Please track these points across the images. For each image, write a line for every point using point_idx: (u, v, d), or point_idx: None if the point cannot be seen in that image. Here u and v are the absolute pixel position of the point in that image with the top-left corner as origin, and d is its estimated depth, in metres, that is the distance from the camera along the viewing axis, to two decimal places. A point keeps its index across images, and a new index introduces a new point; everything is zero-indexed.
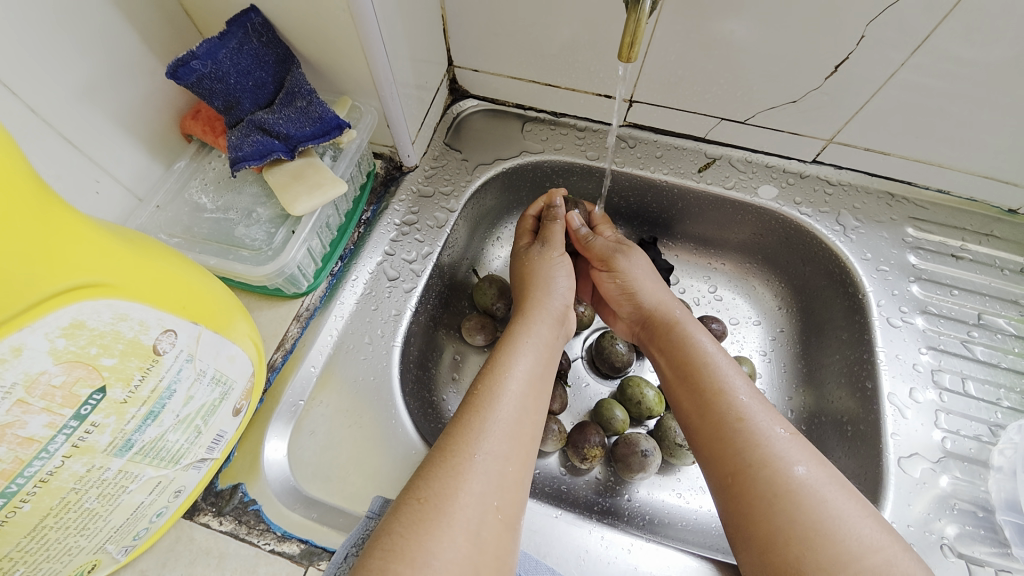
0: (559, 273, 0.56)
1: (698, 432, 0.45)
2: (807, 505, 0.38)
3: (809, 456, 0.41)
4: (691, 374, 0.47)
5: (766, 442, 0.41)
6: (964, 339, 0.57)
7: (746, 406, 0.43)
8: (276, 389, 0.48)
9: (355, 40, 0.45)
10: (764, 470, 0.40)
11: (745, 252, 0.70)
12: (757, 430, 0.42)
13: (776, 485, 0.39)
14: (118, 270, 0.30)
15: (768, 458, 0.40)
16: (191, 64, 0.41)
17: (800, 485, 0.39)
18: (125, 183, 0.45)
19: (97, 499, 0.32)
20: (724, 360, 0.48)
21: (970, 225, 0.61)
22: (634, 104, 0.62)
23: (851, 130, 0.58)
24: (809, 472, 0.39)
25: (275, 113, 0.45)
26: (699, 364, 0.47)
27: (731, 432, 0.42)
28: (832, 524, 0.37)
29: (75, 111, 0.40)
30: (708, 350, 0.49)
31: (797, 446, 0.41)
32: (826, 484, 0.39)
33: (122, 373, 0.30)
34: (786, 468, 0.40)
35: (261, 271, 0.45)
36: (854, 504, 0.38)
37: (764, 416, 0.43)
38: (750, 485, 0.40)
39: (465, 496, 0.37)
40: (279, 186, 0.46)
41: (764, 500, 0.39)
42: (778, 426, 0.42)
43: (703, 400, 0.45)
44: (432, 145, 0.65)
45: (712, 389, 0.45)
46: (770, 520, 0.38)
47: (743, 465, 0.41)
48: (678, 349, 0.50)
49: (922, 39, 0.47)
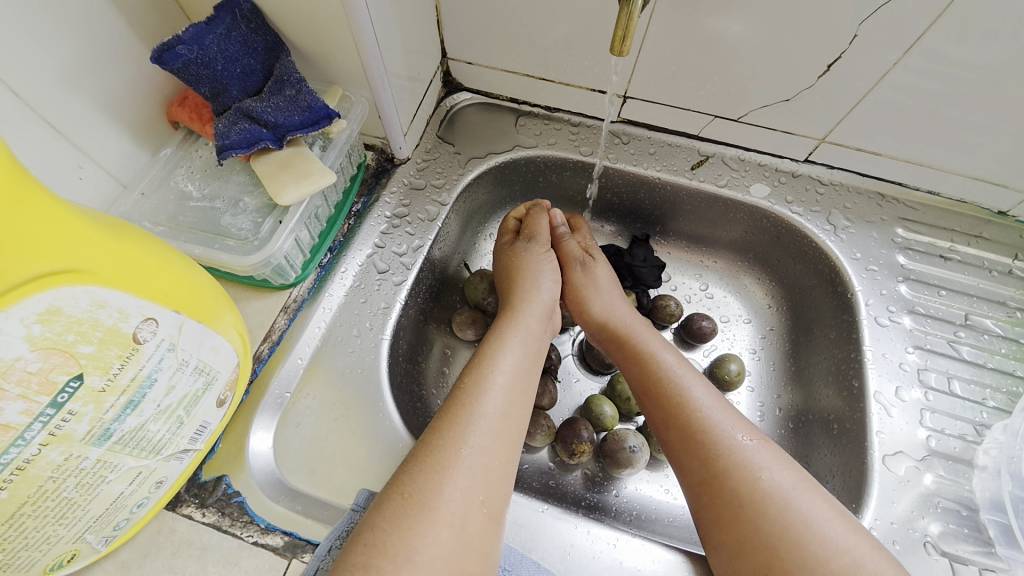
0: (546, 270, 0.56)
1: (665, 444, 0.45)
2: (772, 513, 0.38)
3: (776, 461, 0.41)
4: (650, 389, 0.47)
5: (730, 451, 0.41)
6: (951, 339, 0.57)
7: (708, 415, 0.44)
8: (262, 380, 0.48)
9: (346, 29, 0.44)
10: (729, 480, 0.40)
11: (736, 250, 0.70)
12: (719, 440, 0.42)
13: (742, 494, 0.39)
14: (97, 256, 0.29)
15: (733, 467, 0.41)
16: (177, 49, 0.41)
17: (766, 493, 0.39)
18: (109, 170, 0.45)
19: (75, 488, 0.31)
20: (684, 371, 0.47)
21: (959, 226, 0.62)
22: (628, 100, 0.62)
23: (844, 130, 0.58)
24: (774, 477, 0.40)
25: (263, 101, 0.45)
26: (657, 378, 0.47)
27: (696, 444, 0.43)
28: (801, 529, 0.37)
29: (58, 95, 0.39)
30: (668, 361, 0.48)
31: (762, 452, 0.41)
32: (793, 488, 0.39)
33: (101, 362, 0.29)
34: (751, 476, 0.40)
35: (248, 260, 0.44)
36: (823, 504, 0.39)
37: (726, 423, 0.43)
38: (717, 495, 0.40)
39: (450, 492, 0.37)
40: (267, 175, 0.45)
41: (730, 510, 0.39)
42: (741, 434, 0.42)
43: (666, 413, 0.45)
44: (425, 137, 0.64)
45: (675, 401, 0.45)
46: (737, 528, 0.39)
47: (709, 477, 0.41)
48: (640, 359, 0.50)
49: (914, 40, 0.47)
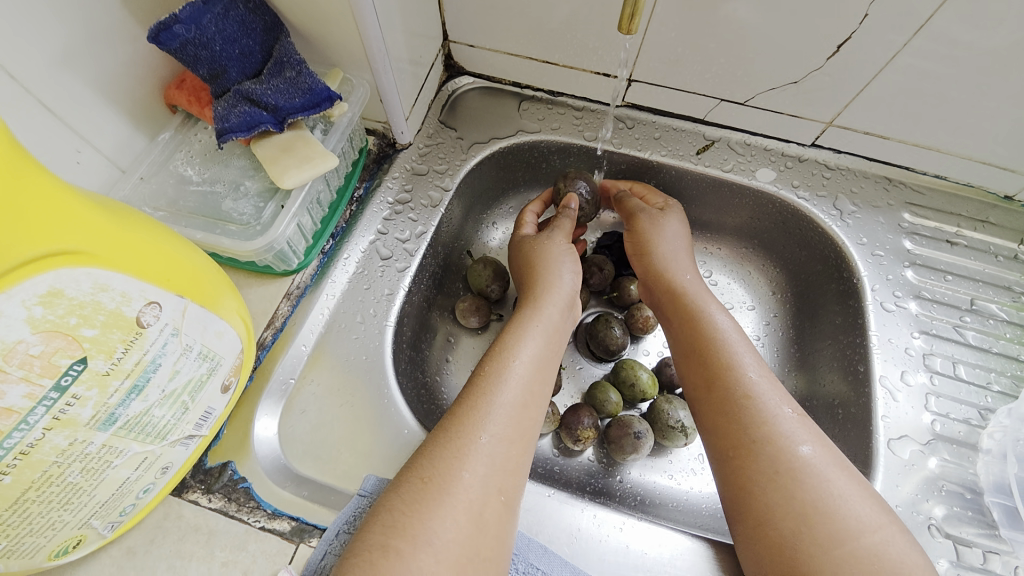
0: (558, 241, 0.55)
1: (702, 405, 0.45)
2: (809, 484, 0.38)
3: (813, 437, 0.41)
4: (699, 349, 0.47)
5: (771, 421, 0.41)
6: (957, 324, 0.57)
7: (756, 382, 0.43)
8: (266, 366, 0.48)
9: (346, 9, 0.43)
10: (767, 447, 0.40)
11: (741, 236, 0.70)
12: (764, 408, 0.42)
13: (780, 462, 0.39)
14: (97, 238, 0.28)
15: (774, 436, 0.40)
16: (174, 29, 0.40)
17: (804, 464, 0.39)
18: (107, 154, 0.44)
19: (80, 473, 0.31)
20: (738, 337, 0.47)
21: (966, 211, 0.61)
22: (633, 83, 0.61)
23: (851, 114, 0.57)
24: (812, 451, 0.40)
25: (263, 83, 0.44)
26: (709, 340, 0.47)
27: (738, 408, 0.42)
28: (833, 502, 0.37)
29: (52, 77, 0.38)
30: (721, 325, 0.48)
31: (802, 426, 0.41)
32: (830, 466, 0.39)
33: (104, 346, 0.29)
34: (790, 447, 0.40)
35: (250, 246, 0.44)
36: (853, 483, 0.39)
37: (772, 394, 0.43)
38: (752, 460, 0.40)
39: (469, 477, 0.36)
40: (268, 159, 0.45)
41: (763, 475, 0.39)
42: (785, 407, 0.42)
43: (710, 374, 0.45)
44: (427, 122, 0.63)
45: (722, 364, 0.45)
46: (770, 495, 0.38)
47: (747, 442, 0.41)
48: (690, 320, 0.49)
49: (926, 20, 0.46)
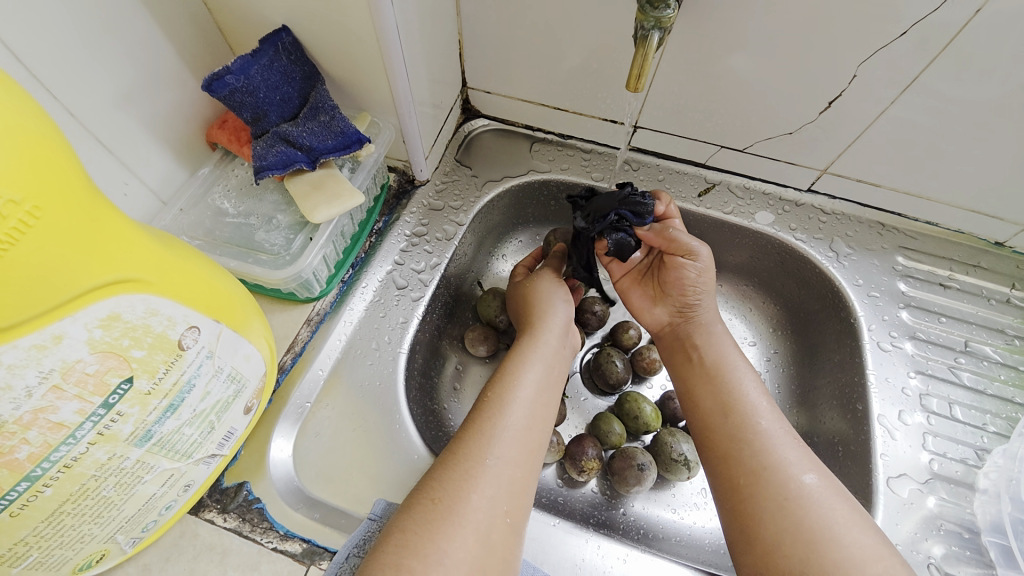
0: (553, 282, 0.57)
1: (711, 434, 0.46)
2: (814, 512, 0.39)
3: (818, 467, 0.42)
4: (710, 378, 0.49)
5: (780, 449, 0.43)
6: (951, 365, 0.59)
7: (764, 414, 0.45)
8: (285, 389, 0.49)
9: (379, 59, 0.47)
10: (776, 474, 0.41)
11: (741, 274, 0.72)
12: (772, 437, 0.44)
13: (788, 489, 0.40)
14: (153, 267, 0.31)
15: (780, 463, 0.42)
16: (225, 78, 0.44)
17: (810, 493, 0.40)
18: (150, 186, 0.47)
19: (113, 487, 0.33)
20: (744, 369, 0.49)
21: (958, 256, 0.64)
22: (639, 129, 0.65)
23: (844, 163, 0.61)
24: (818, 480, 0.41)
25: (299, 126, 0.48)
26: (717, 371, 0.49)
27: (748, 436, 0.44)
28: (838, 530, 0.38)
29: (109, 116, 0.42)
30: (733, 359, 0.50)
31: (808, 456, 0.43)
32: (832, 495, 0.40)
33: (148, 366, 0.31)
34: (797, 475, 0.41)
35: (279, 274, 0.47)
36: (856, 515, 0.39)
37: (777, 424, 0.45)
38: (761, 486, 0.41)
39: (476, 499, 0.38)
40: (299, 195, 0.48)
41: (773, 502, 0.40)
42: (791, 436, 0.44)
43: (721, 403, 0.47)
44: (444, 160, 0.67)
45: (734, 393, 0.47)
46: (780, 521, 0.39)
47: (758, 468, 0.42)
48: (703, 354, 0.51)
49: (916, 76, 0.50)
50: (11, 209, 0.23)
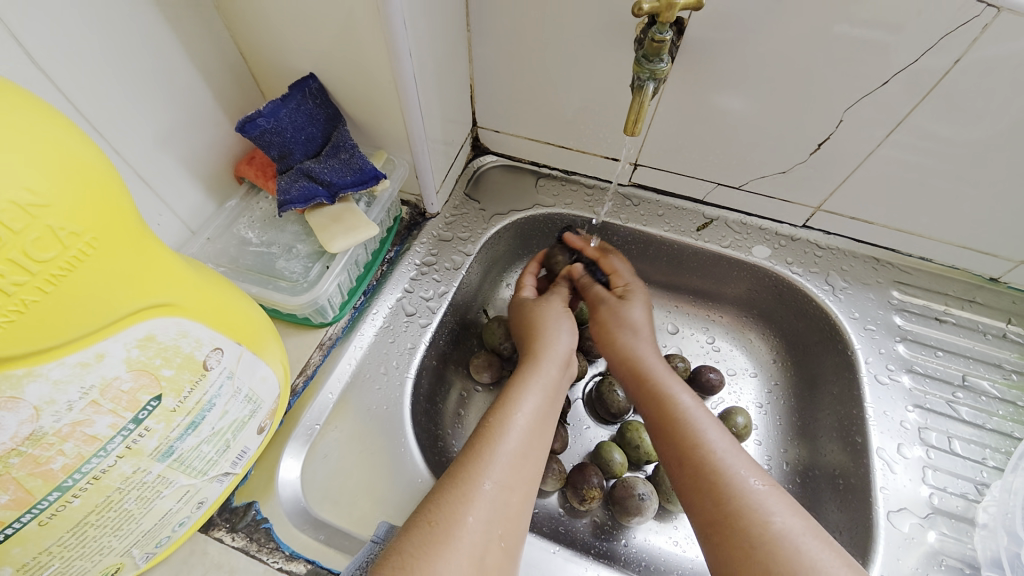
0: (558, 318, 0.58)
1: (679, 479, 0.47)
2: (783, 555, 0.39)
3: (787, 508, 0.42)
4: (667, 426, 0.50)
5: (742, 494, 0.43)
6: (950, 400, 0.59)
7: (722, 458, 0.46)
8: (295, 412, 0.51)
9: (396, 104, 0.52)
10: (740, 520, 0.42)
11: (741, 306, 0.74)
12: (733, 481, 0.44)
13: (753, 536, 0.41)
14: (186, 292, 0.34)
15: (745, 508, 0.42)
16: (257, 121, 0.48)
17: (777, 535, 0.40)
18: (182, 218, 0.51)
19: (134, 501, 0.34)
20: (702, 413, 0.50)
21: (953, 291, 0.66)
22: (639, 167, 0.69)
23: (836, 200, 0.64)
24: (785, 522, 0.41)
25: (321, 163, 0.51)
26: (676, 416, 0.50)
27: (710, 480, 0.44)
28: (808, 574, 0.38)
29: (150, 154, 0.46)
30: (686, 404, 0.51)
31: (775, 498, 0.43)
32: (803, 535, 0.40)
33: (176, 384, 0.33)
34: (762, 519, 0.41)
35: (297, 300, 0.50)
36: (832, 556, 0.39)
37: (741, 466, 0.45)
38: (727, 533, 0.42)
39: (473, 522, 0.39)
40: (319, 228, 0.51)
41: (738, 550, 0.41)
42: (753, 479, 0.44)
43: (680, 449, 0.48)
44: (454, 194, 0.71)
45: (688, 442, 0.47)
46: (746, 567, 0.40)
47: (721, 516, 0.43)
48: (660, 398, 0.52)
49: (902, 118, 0.53)
50: (72, 240, 0.26)
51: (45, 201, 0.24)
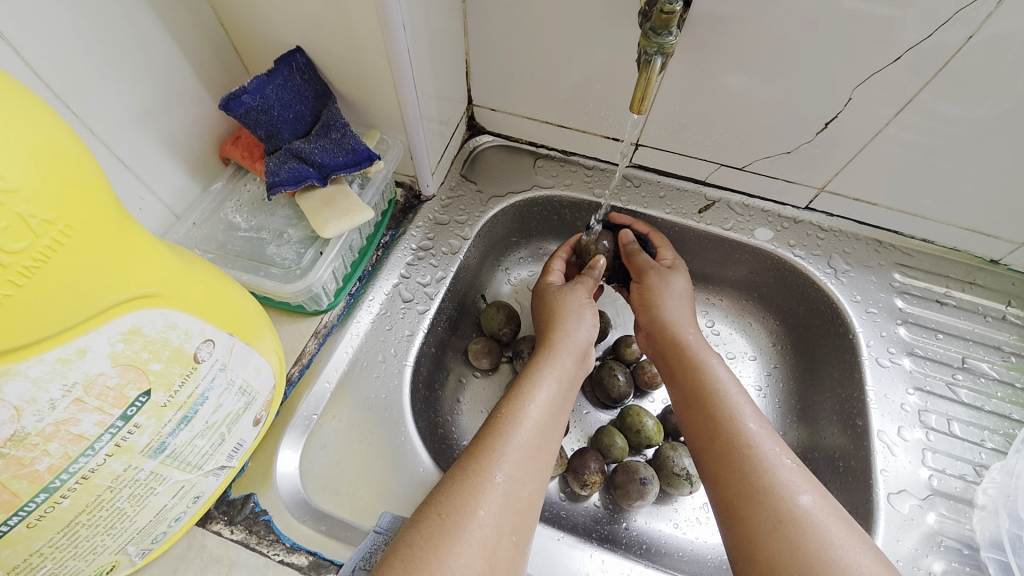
0: (581, 305, 0.57)
1: (707, 456, 0.46)
2: (810, 534, 0.39)
3: (814, 488, 0.42)
4: (701, 400, 0.49)
5: (770, 471, 0.42)
6: (949, 382, 0.59)
7: (753, 436, 0.45)
8: (292, 402, 0.50)
9: (390, 80, 0.49)
10: (769, 497, 0.41)
11: (742, 289, 0.73)
12: (762, 457, 0.43)
13: (781, 512, 0.40)
14: (172, 282, 0.32)
15: (773, 486, 0.41)
16: (242, 98, 0.45)
17: (804, 514, 0.40)
18: (165, 201, 0.48)
19: (127, 499, 0.33)
20: (737, 389, 0.49)
21: (954, 273, 0.65)
22: (640, 147, 0.67)
23: (841, 182, 0.63)
24: (813, 501, 0.41)
25: (311, 143, 0.49)
26: (711, 390, 0.49)
27: (739, 457, 0.44)
28: (835, 553, 0.38)
29: (127, 133, 0.43)
30: (723, 377, 0.50)
31: (803, 477, 0.42)
32: (829, 516, 0.40)
33: (165, 379, 0.32)
34: (791, 497, 0.41)
35: (290, 288, 0.48)
36: (853, 536, 0.39)
37: (771, 444, 0.44)
38: (754, 509, 0.41)
39: (484, 515, 0.38)
40: (310, 211, 0.49)
41: (766, 525, 0.40)
42: (785, 457, 0.44)
43: (709, 424, 0.47)
44: (449, 175, 0.69)
45: (723, 414, 0.47)
46: (770, 546, 0.39)
47: (748, 491, 0.42)
48: (693, 372, 0.51)
49: (912, 97, 0.51)
50: (45, 228, 0.24)
51: (11, 186, 0.22)
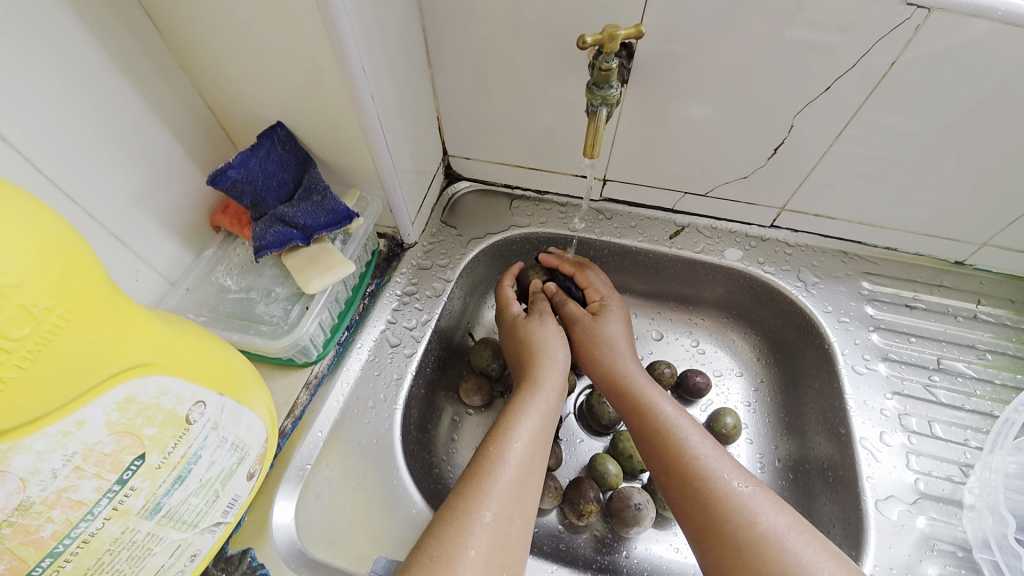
0: (553, 340, 0.59)
1: (671, 493, 0.48)
2: (770, 556, 0.40)
3: (772, 506, 0.43)
4: (650, 439, 0.51)
5: (727, 498, 0.44)
6: (927, 383, 0.61)
7: (704, 466, 0.46)
8: (286, 453, 0.52)
9: (364, 144, 0.53)
10: (729, 524, 0.43)
11: (720, 308, 0.76)
12: (716, 486, 0.45)
13: (742, 538, 0.42)
14: (163, 350, 0.34)
15: (731, 512, 0.43)
16: (228, 172, 0.49)
17: (763, 536, 0.41)
18: (160, 271, 0.52)
19: (126, 560, 0.35)
20: (684, 420, 0.51)
21: (921, 277, 0.68)
22: (608, 181, 0.71)
23: (799, 199, 0.66)
24: (770, 521, 0.42)
25: (294, 207, 0.53)
26: (657, 429, 0.51)
27: (695, 490, 0.45)
28: (796, 571, 0.39)
29: (125, 212, 0.47)
30: (667, 411, 0.52)
31: (758, 498, 0.44)
32: (789, 534, 0.41)
33: (159, 441, 0.34)
34: (749, 520, 0.42)
35: (278, 343, 0.50)
36: (819, 550, 0.40)
37: (722, 470, 0.46)
38: (718, 539, 0.43)
39: (474, 555, 0.39)
40: (296, 269, 0.52)
41: (731, 553, 0.42)
42: (737, 481, 0.45)
43: (663, 461, 0.49)
44: (430, 222, 0.72)
45: (671, 451, 0.49)
46: (739, 574, 0.41)
47: (710, 522, 0.44)
48: (639, 413, 0.53)
49: (855, 111, 0.54)
50: (46, 315, 0.26)
51: (16, 281, 0.25)
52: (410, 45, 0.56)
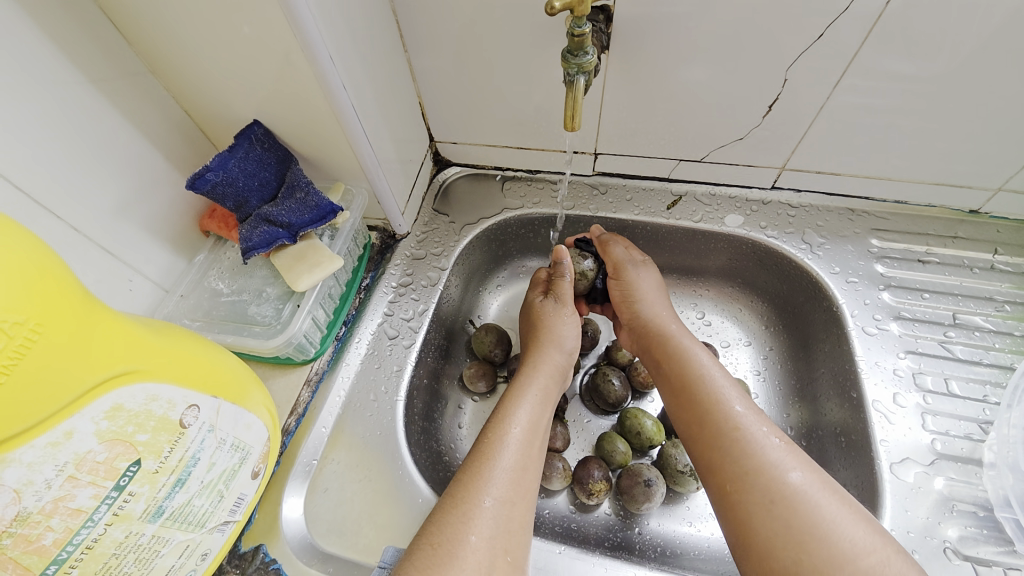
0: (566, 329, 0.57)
1: (699, 444, 0.46)
2: (802, 510, 0.39)
3: (804, 464, 0.42)
4: (689, 386, 0.49)
5: (762, 451, 0.43)
6: (942, 340, 0.59)
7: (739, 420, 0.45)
8: (291, 450, 0.52)
9: (343, 137, 0.52)
10: (760, 478, 0.41)
11: (725, 277, 0.74)
12: (752, 439, 0.43)
13: (773, 492, 0.40)
14: (151, 357, 0.35)
15: (764, 466, 0.42)
16: (206, 176, 0.49)
17: (796, 491, 0.40)
18: (153, 279, 0.52)
19: (134, 563, 0.35)
20: (721, 373, 0.50)
21: (934, 230, 0.65)
22: (599, 155, 0.69)
23: (800, 158, 0.63)
24: (803, 478, 0.41)
25: (278, 205, 0.52)
26: (696, 377, 0.50)
27: (729, 440, 0.44)
28: (826, 528, 0.38)
29: (109, 224, 0.47)
30: (708, 363, 0.51)
31: (792, 454, 0.43)
32: (819, 490, 0.40)
33: (154, 447, 0.34)
34: (781, 475, 0.41)
35: (272, 343, 0.51)
36: (845, 509, 0.39)
37: (756, 424, 0.45)
38: (745, 492, 0.41)
39: (476, 540, 0.39)
40: (284, 268, 0.52)
41: (758, 506, 0.40)
42: (774, 436, 0.44)
43: (699, 409, 0.47)
44: (422, 211, 0.72)
45: (711, 398, 0.47)
46: (770, 525, 0.39)
47: (741, 474, 0.42)
48: (680, 362, 0.52)
49: (854, 55, 0.51)
50: (17, 329, 0.27)
51: None
52: (380, 29, 0.54)
